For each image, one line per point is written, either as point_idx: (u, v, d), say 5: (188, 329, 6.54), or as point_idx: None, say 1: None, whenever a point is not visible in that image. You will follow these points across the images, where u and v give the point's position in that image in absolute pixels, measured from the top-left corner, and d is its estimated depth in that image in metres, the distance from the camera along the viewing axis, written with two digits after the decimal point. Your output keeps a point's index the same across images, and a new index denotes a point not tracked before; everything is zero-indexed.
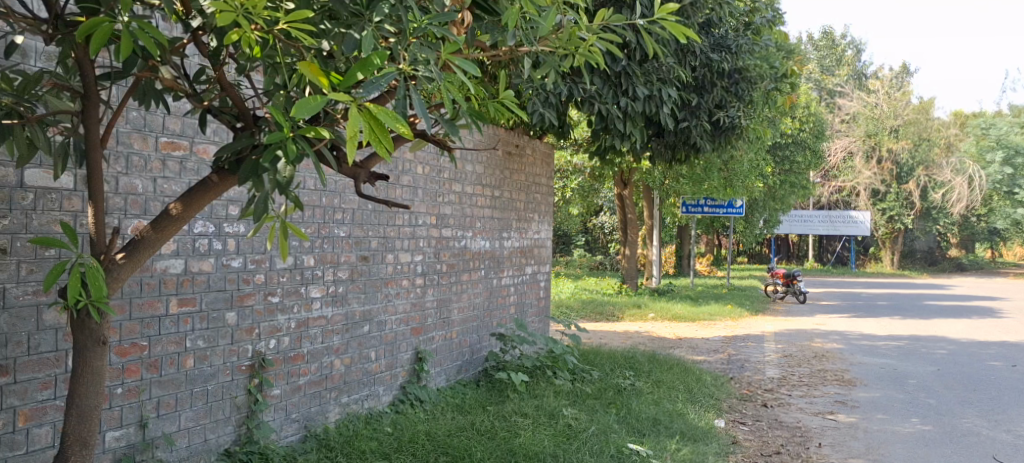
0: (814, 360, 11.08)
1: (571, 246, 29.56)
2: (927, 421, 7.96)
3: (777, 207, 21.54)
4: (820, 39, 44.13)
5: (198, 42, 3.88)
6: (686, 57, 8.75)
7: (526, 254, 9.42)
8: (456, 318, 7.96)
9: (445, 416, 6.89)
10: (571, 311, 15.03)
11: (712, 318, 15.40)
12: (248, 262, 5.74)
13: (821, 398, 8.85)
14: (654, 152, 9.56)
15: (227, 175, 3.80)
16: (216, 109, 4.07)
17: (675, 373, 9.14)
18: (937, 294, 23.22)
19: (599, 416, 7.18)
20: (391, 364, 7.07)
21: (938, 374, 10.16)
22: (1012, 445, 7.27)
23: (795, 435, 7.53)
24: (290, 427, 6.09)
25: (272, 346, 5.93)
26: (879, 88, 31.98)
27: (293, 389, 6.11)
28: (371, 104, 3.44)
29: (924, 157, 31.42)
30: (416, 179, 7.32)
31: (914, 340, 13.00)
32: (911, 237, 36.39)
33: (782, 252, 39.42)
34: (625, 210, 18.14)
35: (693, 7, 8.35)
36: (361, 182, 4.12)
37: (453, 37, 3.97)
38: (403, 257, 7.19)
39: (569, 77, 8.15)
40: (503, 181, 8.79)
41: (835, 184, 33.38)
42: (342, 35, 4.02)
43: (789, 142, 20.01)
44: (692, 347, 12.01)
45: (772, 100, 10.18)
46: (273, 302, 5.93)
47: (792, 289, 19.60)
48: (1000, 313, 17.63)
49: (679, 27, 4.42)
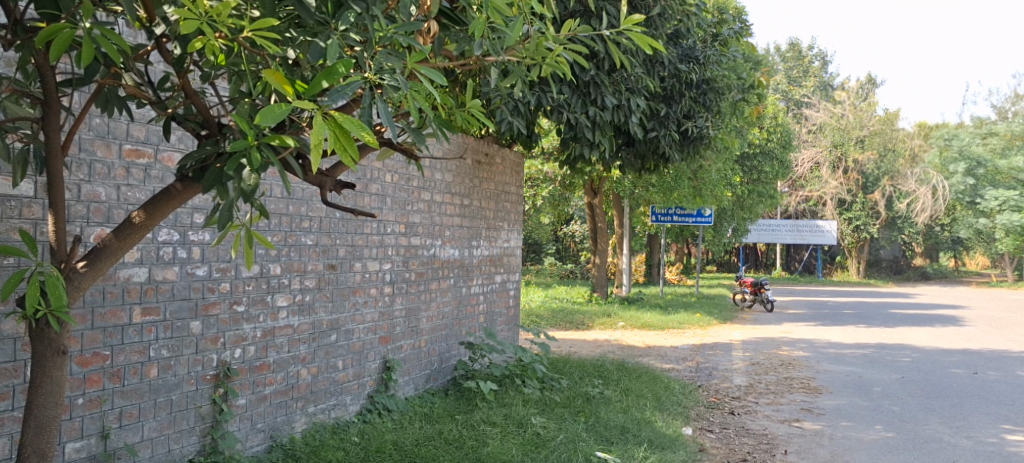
0: (781, 367, 11.16)
1: (541, 254, 29.54)
2: (890, 428, 8.03)
3: (746, 216, 21.71)
4: (788, 50, 44.69)
5: (162, 49, 3.85)
6: (654, 67, 8.80)
7: (495, 263, 9.41)
8: (425, 327, 7.95)
9: (414, 425, 6.88)
10: (541, 320, 15.02)
11: (681, 326, 15.47)
12: (213, 270, 5.71)
13: (787, 406, 8.90)
14: (624, 161, 9.58)
15: (191, 183, 3.78)
16: (181, 116, 4.03)
17: (644, 381, 9.16)
18: (902, 302, 23.50)
19: (568, 425, 7.19)
20: (359, 373, 7.04)
21: (902, 382, 10.26)
22: (973, 450, 7.37)
23: (761, 442, 7.57)
24: (256, 437, 6.04)
25: (238, 356, 5.89)
26: (845, 99, 32.29)
27: (258, 399, 6.06)
28: (337, 112, 3.45)
29: (889, 167, 31.90)
30: (385, 187, 7.31)
31: (879, 348, 13.14)
32: (876, 246, 36.80)
33: (750, 261, 39.68)
34: (595, 219, 18.18)
35: (662, 18, 8.41)
36: (327, 190, 4.11)
37: (418, 46, 3.98)
38: (372, 265, 7.18)
39: (538, 86, 8.16)
40: (473, 190, 8.79)
41: (802, 193, 33.66)
42: (307, 43, 3.96)
43: (756, 152, 20.20)
44: (661, 355, 12.06)
45: (739, 110, 10.28)
46: (239, 312, 5.89)
47: (760, 297, 19.80)
48: (963, 321, 17.86)
49: (645, 36, 4.45)
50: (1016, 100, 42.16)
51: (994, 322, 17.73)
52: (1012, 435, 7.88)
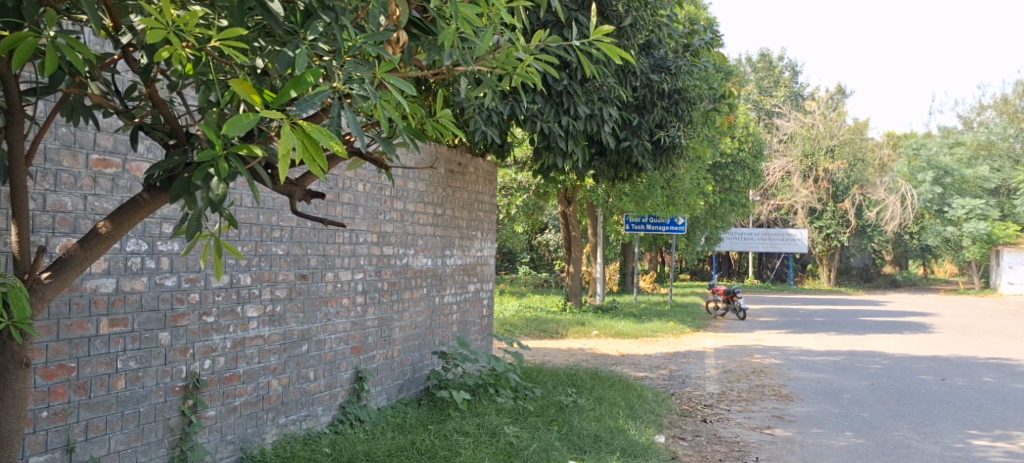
0: (753, 375, 11.21)
1: (515, 263, 29.53)
2: (860, 434, 8.08)
3: (718, 224, 21.86)
4: (758, 60, 45.01)
5: (129, 58, 3.83)
6: (626, 77, 8.83)
7: (468, 272, 9.39)
8: (398, 337, 7.92)
9: (386, 435, 6.85)
10: (515, 328, 15.01)
11: (654, 334, 15.51)
12: (182, 281, 5.67)
13: (759, 413, 8.94)
14: (597, 170, 9.61)
15: (159, 193, 3.76)
16: (148, 126, 4.00)
17: (617, 390, 9.16)
18: (872, 309, 23.74)
19: (541, 434, 7.19)
20: (331, 383, 7.01)
21: (872, 389, 10.34)
22: (941, 456, 7.43)
23: (734, 449, 7.60)
24: (225, 449, 6.00)
25: (207, 367, 5.84)
26: (815, 109, 32.51)
27: (228, 410, 6.02)
28: (305, 122, 3.45)
29: (859, 176, 32.22)
30: (357, 196, 7.29)
31: (850, 355, 13.23)
32: (847, 255, 37.09)
33: (723, 270, 39.86)
34: (569, 228, 18.19)
35: (633, 28, 8.46)
36: (296, 200, 4.10)
37: (387, 55, 4.00)
38: (343, 275, 7.15)
39: (511, 96, 8.17)
40: (445, 199, 8.78)
41: (773, 202, 33.89)
42: (276, 52, 3.96)
43: (728, 161, 20.31)
44: (634, 364, 12.08)
45: (711, 120, 10.34)
46: (208, 323, 5.86)
47: (733, 306, 19.92)
48: (931, 328, 18.02)
49: (615, 46, 4.47)
50: (982, 110, 42.76)
51: (962, 329, 17.92)
52: (978, 440, 7.96)
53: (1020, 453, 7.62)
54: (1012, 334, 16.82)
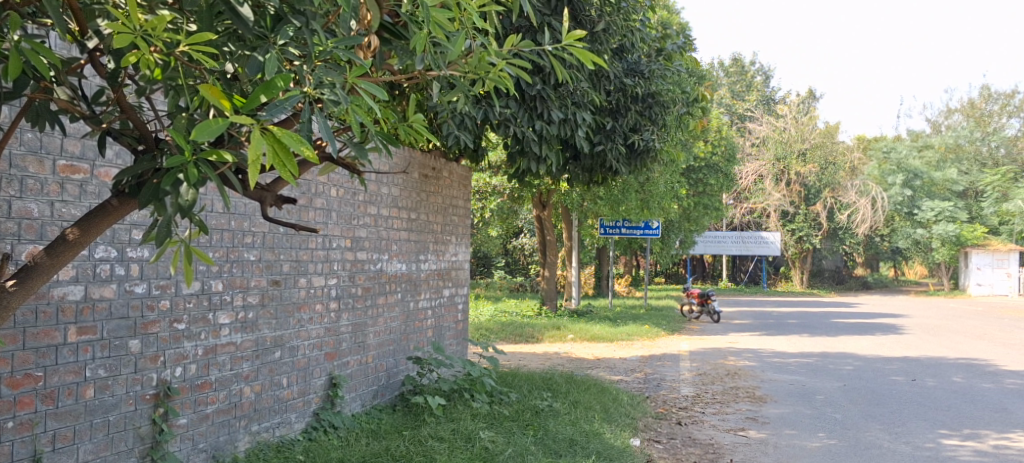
0: (727, 377, 11.25)
1: (490, 268, 29.51)
2: (833, 435, 8.12)
3: (692, 227, 21.96)
4: (731, 65, 45.28)
5: (95, 62, 3.78)
6: (600, 81, 8.84)
7: (443, 277, 9.37)
8: (372, 342, 7.88)
9: (361, 442, 6.81)
10: (491, 333, 14.99)
11: (629, 338, 15.54)
12: (153, 288, 5.61)
13: (733, 415, 8.96)
14: (571, 174, 9.62)
15: (128, 199, 3.72)
16: (117, 131, 3.95)
17: (593, 393, 9.16)
18: (843, 311, 23.97)
19: (516, 438, 7.17)
20: (304, 390, 6.96)
21: (844, 390, 10.39)
22: (911, 456, 7.48)
23: (708, 452, 7.62)
24: (197, 457, 5.94)
25: (178, 374, 5.79)
26: (787, 113, 32.70)
27: (200, 418, 5.96)
28: (275, 126, 3.43)
29: (830, 179, 32.49)
30: (330, 201, 7.25)
31: (822, 357, 13.30)
32: (819, 257, 37.33)
33: (697, 273, 40.01)
34: (543, 232, 18.21)
35: (606, 33, 8.49)
36: (267, 205, 4.08)
37: (359, 60, 3.98)
38: (317, 281, 7.11)
39: (484, 100, 8.15)
40: (420, 203, 8.75)
41: (746, 205, 34.07)
42: (246, 57, 3.92)
43: (701, 165, 20.36)
44: (609, 367, 12.10)
45: (684, 124, 10.38)
46: (179, 330, 5.80)
47: (707, 308, 19.99)
48: (902, 329, 18.16)
49: (587, 51, 4.48)
50: (950, 114, 43.29)
51: (932, 330, 18.07)
52: (948, 440, 8.02)
53: (990, 452, 7.69)
54: (981, 335, 16.99)
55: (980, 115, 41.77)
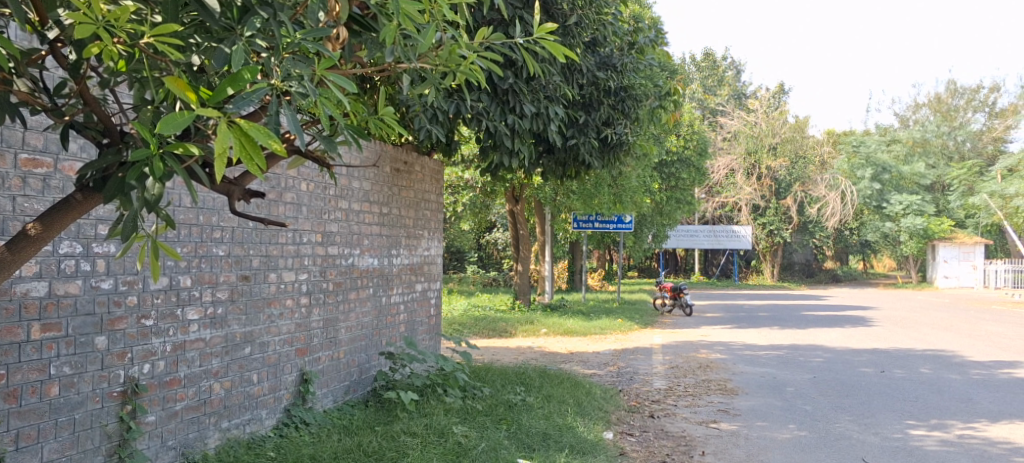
0: (699, 370, 11.27)
1: (463, 262, 29.49)
2: (803, 427, 8.16)
3: (665, 221, 22.03)
4: (702, 60, 45.43)
5: (56, 53, 3.72)
6: (572, 75, 8.83)
7: (416, 271, 9.32)
8: (344, 338, 7.83)
9: (332, 438, 6.76)
10: (464, 327, 14.96)
11: (602, 331, 15.57)
12: (120, 284, 5.54)
13: (705, 408, 8.99)
14: (545, 168, 9.58)
15: (91, 193, 3.67)
16: (80, 124, 3.87)
17: (566, 387, 9.15)
18: (812, 304, 24.12)
19: (489, 433, 7.15)
20: (275, 386, 6.90)
21: (814, 381, 10.46)
22: (880, 446, 7.52)
23: (680, 444, 7.63)
24: (166, 455, 5.87)
25: (146, 371, 5.72)
26: (757, 107, 32.85)
27: (168, 415, 5.89)
28: (242, 120, 3.42)
29: (800, 173, 32.73)
30: (300, 195, 7.19)
31: (793, 349, 13.37)
32: (790, 250, 37.59)
33: (669, 266, 40.16)
34: (516, 226, 18.17)
35: (578, 26, 8.51)
36: (235, 199, 4.04)
37: (327, 52, 3.95)
38: (287, 276, 7.04)
39: (456, 94, 8.11)
40: (391, 198, 8.70)
41: (717, 199, 34.22)
42: (212, 49, 3.86)
43: (673, 159, 20.40)
44: (583, 361, 12.11)
45: (656, 117, 10.35)
46: (147, 326, 5.73)
47: (679, 302, 20.07)
48: (871, 321, 18.27)
49: (558, 44, 4.47)
50: (917, 108, 43.65)
51: (900, 322, 18.22)
52: (916, 430, 8.07)
53: (956, 441, 7.75)
54: (947, 326, 17.15)
55: (946, 109, 42.15)
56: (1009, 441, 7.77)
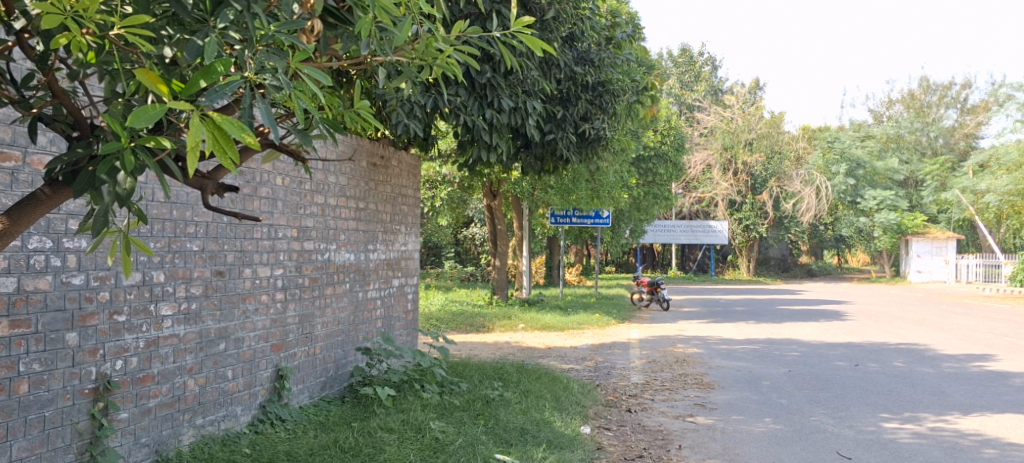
0: (675, 365, 11.28)
1: (441, 257, 29.42)
2: (779, 420, 8.18)
3: (642, 216, 22.09)
4: (679, 55, 45.53)
5: (24, 44, 3.66)
6: (550, 69, 8.81)
7: (393, 267, 9.28)
8: (320, 333, 7.77)
9: (308, 434, 6.71)
10: (441, 322, 14.91)
11: (580, 326, 15.57)
12: (91, 279, 5.47)
13: (681, 402, 9.00)
14: (523, 163, 9.54)
15: (61, 187, 3.61)
16: (49, 117, 3.81)
17: (543, 382, 9.13)
18: (786, 298, 24.24)
19: (466, 428, 7.11)
20: (250, 382, 6.83)
21: (789, 375, 10.49)
22: (855, 439, 7.55)
23: (657, 438, 7.63)
24: (139, 452, 5.80)
25: (119, 368, 5.64)
26: (733, 103, 32.95)
27: (141, 412, 5.82)
28: (215, 113, 3.38)
29: (776, 168, 32.96)
30: (276, 190, 7.13)
31: (768, 343, 13.41)
32: (766, 245, 37.76)
33: (646, 261, 40.27)
34: (494, 221, 18.13)
35: (556, 21, 8.50)
36: (208, 193, 3.98)
37: (302, 45, 3.90)
38: (262, 271, 6.98)
39: (433, 88, 8.08)
40: (368, 193, 8.65)
41: (694, 194, 34.31)
42: (184, 41, 3.80)
43: (651, 155, 20.39)
44: (561, 355, 12.10)
45: (634, 112, 10.32)
46: (120, 322, 5.66)
47: (657, 297, 20.11)
48: (845, 315, 18.36)
49: (536, 38, 4.43)
50: (891, 105, 43.90)
51: (873, 316, 18.32)
52: (889, 423, 8.11)
53: (928, 434, 7.78)
54: (920, 320, 17.25)
55: (919, 105, 42.46)
56: (980, 433, 7.81)
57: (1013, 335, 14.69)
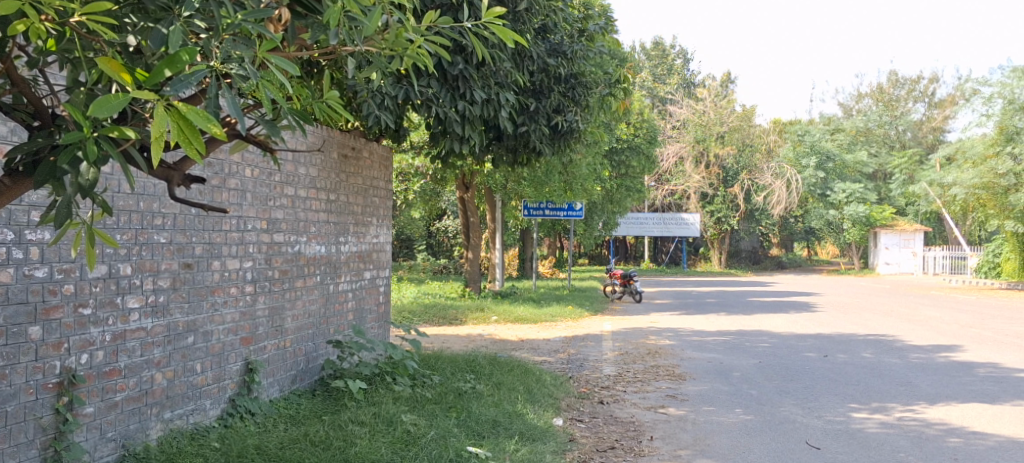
0: (647, 356, 11.30)
1: (413, 249, 29.34)
2: (749, 411, 8.21)
3: (614, 209, 22.13)
4: (651, 49, 45.61)
5: None
6: (523, 61, 8.78)
7: (364, 259, 9.22)
8: (290, 326, 7.71)
9: (278, 428, 6.66)
10: (414, 315, 14.86)
11: (553, 319, 15.58)
12: (55, 272, 5.42)
13: (653, 393, 9.02)
14: (495, 155, 9.47)
15: (21, 178, 3.56)
16: (8, 106, 3.73)
17: (515, 374, 9.12)
18: (757, 290, 24.36)
19: (438, 421, 7.07)
20: (219, 375, 6.75)
21: (760, 366, 10.54)
22: (823, 430, 7.59)
23: (629, 429, 7.63)
24: (105, 447, 5.72)
25: (84, 361, 5.57)
26: (705, 96, 33.06)
27: (108, 406, 5.74)
28: (180, 103, 3.32)
29: (747, 161, 33.22)
30: (245, 182, 7.06)
31: (739, 335, 13.47)
32: (736, 238, 37.95)
33: (619, 254, 40.39)
34: (466, 214, 18.07)
35: (529, 12, 8.47)
36: (175, 184, 3.93)
37: (269, 34, 3.84)
38: (231, 264, 6.91)
39: (404, 79, 8.04)
40: (339, 184, 8.58)
41: (666, 187, 34.40)
42: (148, 29, 3.74)
43: (623, 147, 20.40)
44: (534, 348, 12.08)
45: (607, 105, 10.29)
46: (85, 315, 5.59)
47: (629, 289, 20.16)
48: (815, 307, 18.47)
49: (507, 29, 4.39)
50: (861, 98, 44.21)
51: (843, 307, 18.45)
52: (858, 414, 8.16)
53: (895, 424, 7.84)
54: (889, 311, 17.39)
55: (888, 99, 42.80)
56: (945, 423, 7.88)
57: (978, 326, 14.83)
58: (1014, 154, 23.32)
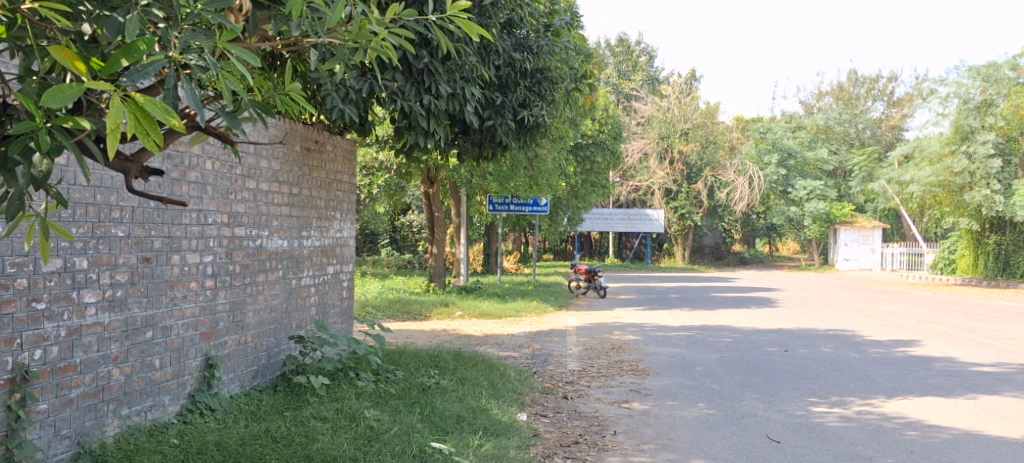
0: (611, 351, 11.30)
1: (377, 244, 29.17)
2: (712, 405, 8.23)
3: (579, 204, 22.14)
4: (617, 45, 45.70)
5: None
6: (488, 55, 8.72)
7: (327, 254, 9.13)
8: (251, 321, 7.60)
9: (238, 424, 6.57)
10: (377, 310, 14.74)
11: (517, 314, 15.55)
12: (7, 265, 5.33)
13: (616, 388, 9.01)
14: (461, 149, 9.37)
15: None
16: None
17: (479, 369, 9.06)
18: (720, 285, 24.52)
19: (402, 416, 7.01)
20: (178, 371, 6.64)
21: (722, 361, 10.57)
22: (784, 423, 7.62)
23: (592, 424, 7.62)
24: (60, 445, 5.62)
25: (37, 357, 5.48)
26: (670, 93, 33.26)
27: (63, 403, 5.64)
28: (137, 94, 3.24)
29: (711, 158, 33.41)
30: (205, 175, 6.96)
31: (702, 330, 13.51)
32: (700, 234, 38.14)
33: (583, 249, 40.48)
34: (431, 209, 17.97)
35: (494, 6, 8.46)
36: (132, 176, 3.86)
37: (229, 24, 3.77)
38: (190, 258, 6.80)
39: (368, 72, 7.96)
40: (301, 178, 8.49)
41: (631, 183, 34.50)
42: (104, 18, 3.66)
43: (589, 142, 20.40)
44: (498, 343, 12.05)
45: (572, 100, 10.26)
46: (38, 309, 5.50)
47: (594, 284, 20.18)
48: (777, 302, 18.59)
49: (472, 23, 4.33)
50: (821, 97, 44.62)
51: (804, 302, 18.61)
52: (818, 407, 8.21)
53: (854, 417, 7.89)
54: (848, 307, 17.55)
55: (848, 97, 43.24)
56: (903, 416, 7.94)
57: (936, 321, 15.00)
58: (969, 153, 23.63)
